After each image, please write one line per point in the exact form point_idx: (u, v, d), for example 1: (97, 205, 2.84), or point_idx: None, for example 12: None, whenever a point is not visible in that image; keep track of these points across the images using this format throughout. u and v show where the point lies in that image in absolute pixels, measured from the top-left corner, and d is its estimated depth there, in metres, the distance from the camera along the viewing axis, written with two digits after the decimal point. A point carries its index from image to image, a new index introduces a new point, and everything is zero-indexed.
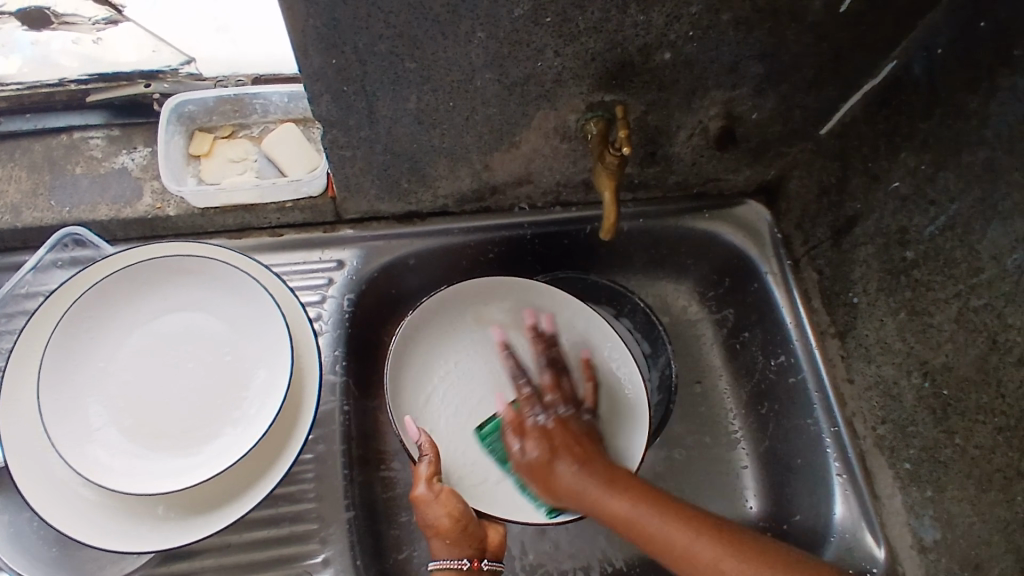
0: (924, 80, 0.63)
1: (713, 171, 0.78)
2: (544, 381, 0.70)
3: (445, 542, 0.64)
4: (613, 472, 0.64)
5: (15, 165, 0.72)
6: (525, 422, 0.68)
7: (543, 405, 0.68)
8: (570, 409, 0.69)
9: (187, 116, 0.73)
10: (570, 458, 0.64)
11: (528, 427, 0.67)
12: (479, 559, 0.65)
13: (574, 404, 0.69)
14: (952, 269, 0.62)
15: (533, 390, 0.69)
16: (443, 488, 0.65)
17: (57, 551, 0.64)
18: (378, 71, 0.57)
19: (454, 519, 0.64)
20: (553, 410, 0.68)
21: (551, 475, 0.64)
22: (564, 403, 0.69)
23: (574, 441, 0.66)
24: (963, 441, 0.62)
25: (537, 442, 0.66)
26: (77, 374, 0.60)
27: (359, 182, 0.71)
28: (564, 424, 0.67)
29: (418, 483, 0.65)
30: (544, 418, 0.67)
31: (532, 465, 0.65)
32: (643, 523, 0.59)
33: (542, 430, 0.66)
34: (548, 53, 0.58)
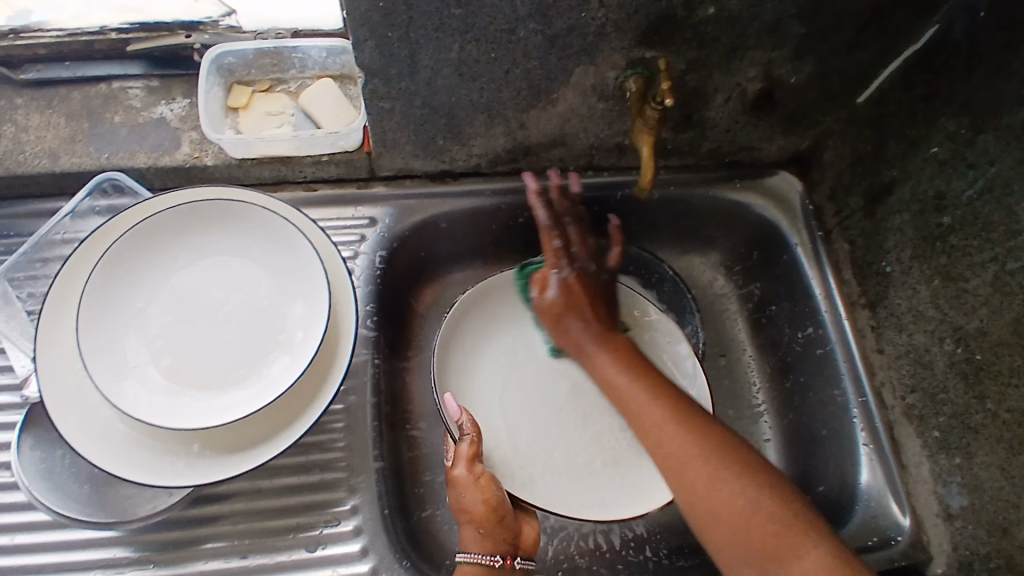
0: (966, 43, 0.63)
1: (746, 138, 0.79)
2: (573, 233, 0.72)
3: (479, 532, 0.62)
4: (616, 340, 0.71)
5: (54, 112, 0.73)
6: (548, 275, 0.73)
7: (568, 257, 0.72)
8: (585, 266, 0.72)
9: (227, 68, 0.74)
10: (581, 316, 0.72)
11: (547, 279, 0.73)
12: (513, 556, 0.62)
13: (597, 261, 0.73)
14: (990, 232, 0.62)
15: (562, 245, 0.71)
16: (483, 473, 0.64)
17: (89, 490, 0.64)
18: (423, 17, 0.58)
19: (489, 508, 0.62)
20: (575, 266, 0.72)
21: (563, 323, 0.72)
22: (587, 260, 0.73)
23: (588, 300, 0.72)
24: (994, 406, 0.62)
25: (557, 289, 0.72)
26: (117, 312, 0.60)
27: (395, 137, 0.72)
28: (579, 285, 0.72)
29: (457, 466, 0.64)
30: (562, 272, 0.72)
31: (547, 310, 0.73)
32: (655, 423, 0.63)
33: (563, 285, 0.72)
34: (592, 3, 0.58)
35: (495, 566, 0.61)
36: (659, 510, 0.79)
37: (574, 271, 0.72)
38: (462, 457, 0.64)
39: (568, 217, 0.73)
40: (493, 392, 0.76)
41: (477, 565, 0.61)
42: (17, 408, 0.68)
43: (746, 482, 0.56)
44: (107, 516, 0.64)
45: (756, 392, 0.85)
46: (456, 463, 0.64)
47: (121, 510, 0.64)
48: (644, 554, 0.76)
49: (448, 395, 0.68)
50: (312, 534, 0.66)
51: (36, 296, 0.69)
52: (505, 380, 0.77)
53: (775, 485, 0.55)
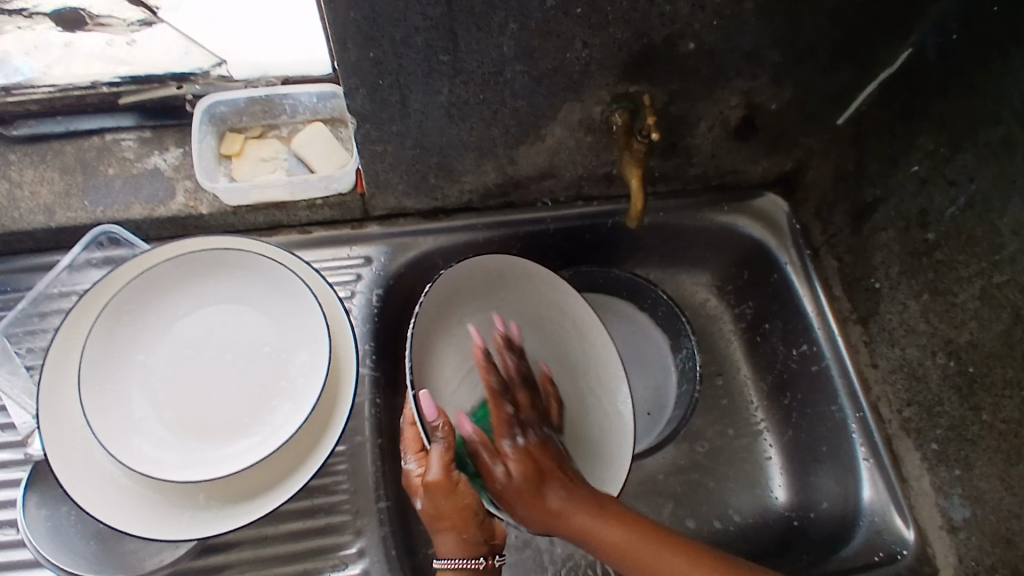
0: (939, 65, 0.65)
1: (731, 162, 0.80)
2: (521, 399, 0.67)
3: (457, 537, 0.61)
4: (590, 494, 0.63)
5: (48, 167, 0.74)
6: (504, 446, 0.63)
7: (522, 425, 0.65)
8: (544, 434, 0.66)
9: (219, 116, 0.75)
10: (557, 483, 0.62)
11: (507, 450, 0.63)
12: (491, 557, 0.64)
13: (542, 420, 0.67)
14: (974, 247, 0.63)
15: (513, 410, 0.65)
16: (461, 478, 0.60)
17: (95, 545, 0.64)
18: (412, 64, 0.59)
19: (462, 514, 0.61)
20: (529, 430, 0.65)
21: (543, 500, 0.61)
22: (539, 423, 0.67)
23: (552, 468, 0.63)
24: (990, 417, 0.63)
25: (515, 464, 0.62)
26: (118, 367, 0.60)
27: (388, 178, 0.73)
28: (537, 452, 0.63)
29: (432, 470, 0.59)
30: (525, 435, 0.64)
31: (518, 491, 0.61)
32: (635, 552, 0.59)
33: (523, 453, 0.63)
34: (576, 43, 0.60)
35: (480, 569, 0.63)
36: None
37: (536, 443, 0.64)
38: (441, 467, 0.59)
39: (517, 371, 0.68)
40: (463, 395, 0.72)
41: (460, 569, 0.62)
42: (21, 464, 0.67)
43: None
44: (114, 571, 0.63)
45: (755, 410, 0.86)
46: (433, 467, 0.59)
47: (128, 565, 0.64)
48: None
49: (421, 393, 0.60)
50: None
51: (36, 350, 0.69)
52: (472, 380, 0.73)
53: None
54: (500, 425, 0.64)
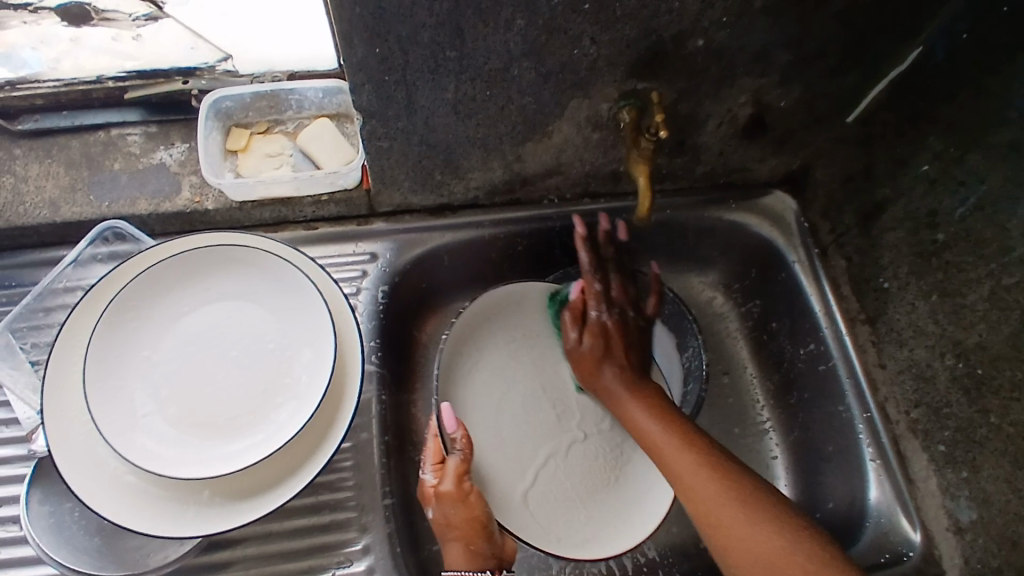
0: (951, 64, 0.65)
1: (740, 160, 0.80)
2: (613, 285, 0.77)
3: (467, 548, 0.62)
4: (671, 415, 0.70)
5: (53, 162, 0.74)
6: (589, 320, 0.75)
7: (607, 304, 0.76)
8: (625, 316, 0.76)
9: (225, 112, 0.74)
10: (614, 363, 0.74)
11: (589, 323, 0.75)
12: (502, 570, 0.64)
13: (637, 310, 0.78)
14: (984, 249, 0.62)
15: (598, 289, 0.75)
16: (471, 489, 0.64)
17: (98, 540, 0.64)
18: (419, 61, 0.58)
19: (475, 524, 0.63)
20: (602, 315, 0.75)
21: (597, 373, 0.75)
22: (625, 305, 0.77)
23: (620, 348, 0.75)
24: (998, 419, 0.63)
25: (591, 335, 0.75)
26: (123, 363, 0.60)
27: (394, 175, 0.73)
28: (615, 343, 0.75)
29: (444, 480, 0.64)
30: (603, 314, 0.75)
31: (582, 356, 0.75)
32: (692, 473, 0.63)
33: (601, 329, 0.75)
34: (584, 40, 0.59)
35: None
36: (671, 533, 0.79)
37: (616, 290, 0.77)
38: (453, 477, 0.64)
39: (612, 271, 0.77)
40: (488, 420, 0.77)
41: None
42: (25, 459, 0.67)
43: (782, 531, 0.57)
44: (117, 567, 0.63)
45: (761, 409, 0.85)
46: (445, 479, 0.64)
47: (131, 562, 0.64)
48: None
49: (443, 405, 0.65)
50: None
51: (41, 346, 0.69)
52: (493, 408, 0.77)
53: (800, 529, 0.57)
54: (592, 297, 0.75)
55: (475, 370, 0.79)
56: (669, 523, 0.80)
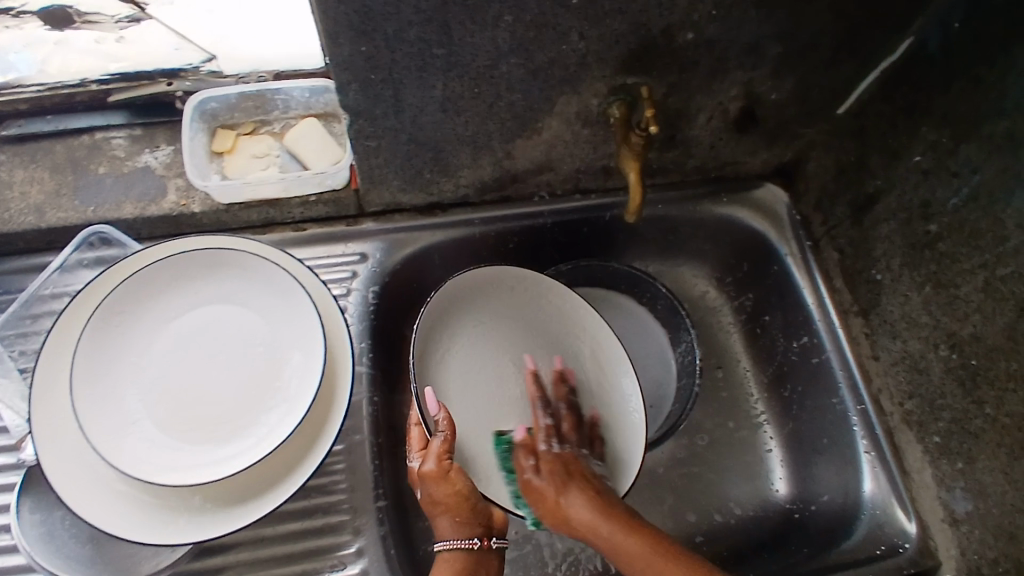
0: (943, 53, 0.64)
1: (731, 153, 0.79)
2: (565, 420, 0.70)
3: (453, 520, 0.60)
4: (613, 504, 0.62)
5: (37, 166, 0.73)
6: (537, 450, 0.66)
7: (559, 437, 0.68)
8: (581, 454, 0.68)
9: (210, 113, 0.74)
10: (579, 489, 0.62)
11: (543, 453, 0.66)
12: (489, 539, 0.61)
13: (589, 444, 0.70)
14: (977, 240, 0.62)
15: (551, 423, 0.69)
16: (453, 466, 0.62)
17: (89, 548, 0.63)
18: (405, 59, 0.58)
19: (457, 497, 0.61)
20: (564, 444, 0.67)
21: (563, 504, 0.62)
22: (580, 444, 0.69)
23: (582, 475, 0.64)
24: (993, 411, 0.62)
25: (546, 470, 0.64)
26: (111, 369, 0.60)
27: (382, 174, 0.72)
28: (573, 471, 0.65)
29: (427, 461, 0.62)
30: (556, 447, 0.67)
31: (542, 492, 0.63)
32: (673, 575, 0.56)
33: (557, 459, 0.65)
34: (572, 36, 0.59)
35: (475, 550, 0.60)
36: None
37: (573, 457, 0.66)
38: (434, 456, 0.61)
39: (564, 400, 0.72)
40: (467, 403, 0.71)
41: (456, 552, 0.59)
42: (15, 468, 0.67)
43: None
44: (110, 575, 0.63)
45: (755, 402, 0.85)
46: (428, 456, 0.62)
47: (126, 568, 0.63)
48: None
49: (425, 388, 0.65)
50: None
51: (29, 352, 0.68)
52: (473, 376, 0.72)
53: None
54: (541, 432, 0.68)
55: (449, 355, 0.72)
56: None
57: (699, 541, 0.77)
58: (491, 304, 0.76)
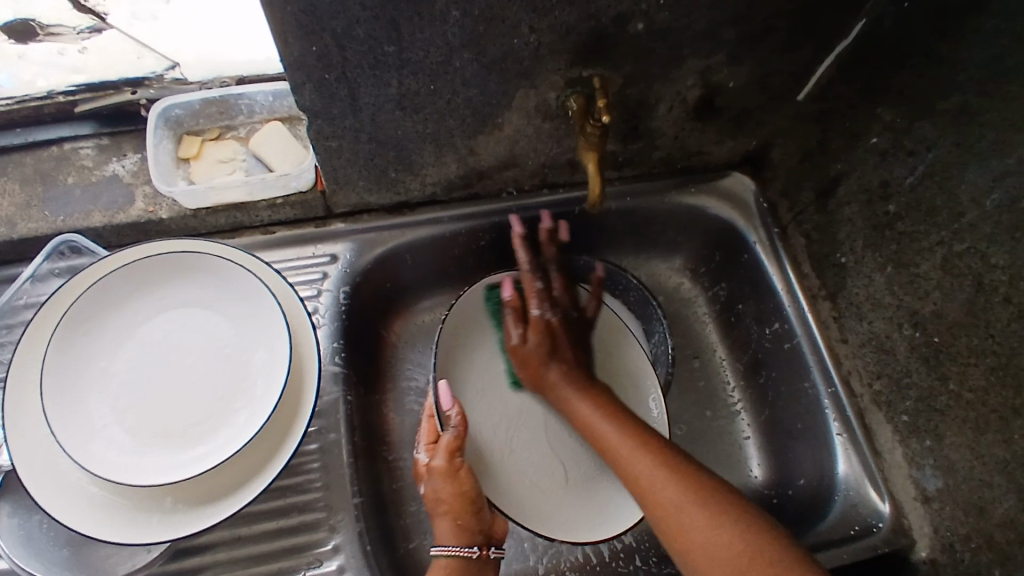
0: (894, 34, 0.65)
1: (696, 143, 0.80)
2: (556, 282, 0.77)
3: (453, 522, 0.62)
4: (598, 395, 0.71)
5: (7, 179, 0.73)
6: (532, 317, 0.75)
7: (552, 304, 0.76)
8: (568, 313, 0.77)
9: (175, 120, 0.74)
10: (558, 364, 0.73)
11: (532, 320, 0.75)
12: (488, 548, 0.63)
13: (574, 305, 0.78)
14: (935, 216, 0.63)
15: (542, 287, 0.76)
16: (462, 464, 0.65)
17: (68, 552, 0.64)
18: (358, 57, 0.59)
19: (465, 498, 0.63)
20: (547, 313, 0.75)
21: (544, 375, 0.73)
22: (568, 306, 0.77)
23: (565, 348, 0.74)
24: (957, 386, 0.63)
25: (536, 334, 0.74)
26: (80, 374, 0.60)
27: (347, 174, 0.73)
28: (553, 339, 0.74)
29: (438, 457, 0.64)
30: (546, 314, 0.75)
31: (529, 355, 0.74)
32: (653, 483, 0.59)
33: (544, 327, 0.75)
34: (523, 29, 0.60)
35: (474, 559, 0.62)
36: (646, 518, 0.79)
37: (560, 318, 0.76)
38: (446, 452, 0.64)
39: (552, 266, 0.78)
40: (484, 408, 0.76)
41: (453, 558, 0.61)
42: None
43: (707, 502, 0.56)
44: None
45: (732, 391, 0.85)
46: (439, 452, 0.65)
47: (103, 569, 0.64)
48: (636, 564, 0.76)
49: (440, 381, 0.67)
50: None
51: (1, 363, 0.69)
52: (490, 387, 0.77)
53: (725, 496, 0.57)
54: (535, 298, 0.75)
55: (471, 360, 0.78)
56: None
57: None
58: None
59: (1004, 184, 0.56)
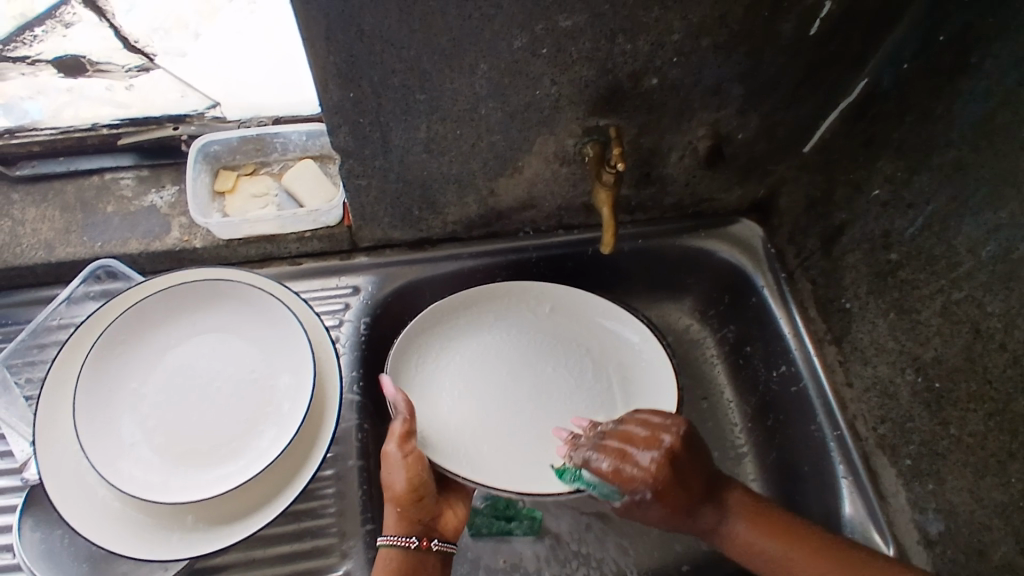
0: (893, 94, 0.69)
1: (705, 190, 0.84)
2: (618, 437, 0.65)
3: (398, 510, 0.64)
4: (759, 516, 0.65)
5: (49, 206, 0.77)
6: (632, 483, 0.63)
7: (636, 458, 0.64)
8: (669, 438, 0.64)
9: (212, 155, 0.79)
10: (711, 505, 0.66)
11: (638, 481, 0.63)
12: (429, 539, 0.65)
13: (643, 443, 0.64)
14: (934, 265, 0.65)
15: (613, 461, 0.64)
16: (413, 451, 0.65)
17: (88, 566, 0.65)
18: (391, 103, 0.63)
19: (410, 485, 0.64)
20: (654, 452, 0.63)
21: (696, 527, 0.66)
22: (658, 438, 0.64)
23: (686, 471, 0.64)
24: (957, 430, 0.65)
25: (652, 495, 0.63)
26: (113, 393, 0.63)
27: (374, 211, 0.76)
28: (670, 497, 0.63)
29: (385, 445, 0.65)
30: (641, 465, 0.63)
31: (665, 513, 0.64)
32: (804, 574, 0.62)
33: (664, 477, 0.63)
34: (545, 81, 0.65)
35: (411, 549, 0.63)
36: (652, 556, 0.80)
37: (662, 453, 0.63)
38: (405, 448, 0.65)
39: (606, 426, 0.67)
40: (476, 398, 0.76)
41: (393, 547, 0.63)
42: (17, 491, 0.68)
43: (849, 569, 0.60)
44: None
45: (739, 432, 0.87)
46: (405, 444, 0.65)
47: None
48: None
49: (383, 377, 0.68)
50: None
51: (34, 380, 0.71)
52: (474, 379, 0.78)
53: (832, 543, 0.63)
54: (568, 449, 0.68)
55: (445, 365, 0.78)
56: (650, 546, 0.81)
57: (685, 570, 0.80)
58: (479, 311, 0.81)
59: (998, 237, 0.59)
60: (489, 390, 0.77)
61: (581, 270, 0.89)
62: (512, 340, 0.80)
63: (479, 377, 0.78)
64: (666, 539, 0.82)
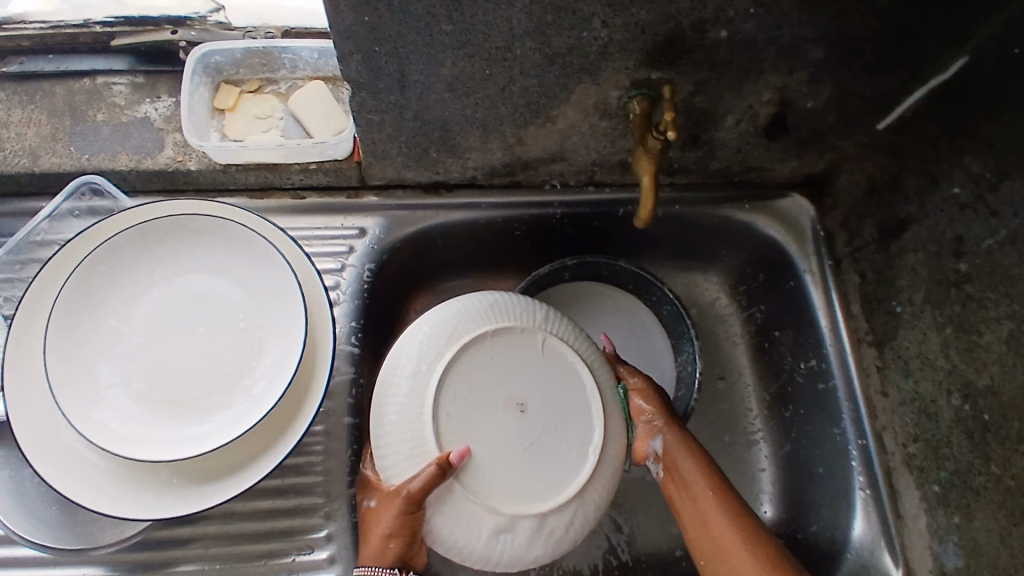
0: (996, 77, 0.59)
1: (757, 159, 0.74)
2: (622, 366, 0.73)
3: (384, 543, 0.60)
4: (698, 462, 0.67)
5: (35, 108, 0.70)
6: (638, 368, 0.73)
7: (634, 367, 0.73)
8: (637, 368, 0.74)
9: (214, 67, 0.70)
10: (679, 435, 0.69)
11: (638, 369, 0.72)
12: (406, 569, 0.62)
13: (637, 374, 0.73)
14: (1009, 288, 0.59)
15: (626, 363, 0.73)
16: (420, 508, 0.58)
17: (57, 510, 0.63)
18: (412, 32, 0.54)
19: (418, 500, 0.57)
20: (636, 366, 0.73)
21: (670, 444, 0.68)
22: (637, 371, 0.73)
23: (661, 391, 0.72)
24: (1000, 470, 0.59)
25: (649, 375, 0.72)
26: (90, 332, 0.58)
27: (386, 148, 0.68)
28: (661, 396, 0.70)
29: (410, 482, 0.57)
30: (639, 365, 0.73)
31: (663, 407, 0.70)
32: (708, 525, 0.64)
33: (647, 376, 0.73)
34: (595, 23, 0.55)
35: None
36: (648, 540, 0.78)
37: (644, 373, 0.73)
38: (416, 466, 0.57)
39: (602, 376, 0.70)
40: (491, 399, 0.59)
41: None
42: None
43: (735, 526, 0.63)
44: (73, 541, 0.62)
45: (753, 418, 0.83)
46: (370, 490, 0.62)
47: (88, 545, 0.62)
48: None
49: (463, 449, 0.57)
50: (284, 561, 0.65)
51: (12, 299, 0.67)
52: (475, 404, 0.59)
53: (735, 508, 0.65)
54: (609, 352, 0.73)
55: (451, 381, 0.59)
56: (648, 528, 0.79)
57: (679, 556, 0.77)
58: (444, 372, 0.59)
59: None
60: (490, 406, 0.59)
61: (608, 232, 0.81)
62: (472, 414, 0.59)
63: (478, 402, 0.59)
64: (663, 522, 0.79)
